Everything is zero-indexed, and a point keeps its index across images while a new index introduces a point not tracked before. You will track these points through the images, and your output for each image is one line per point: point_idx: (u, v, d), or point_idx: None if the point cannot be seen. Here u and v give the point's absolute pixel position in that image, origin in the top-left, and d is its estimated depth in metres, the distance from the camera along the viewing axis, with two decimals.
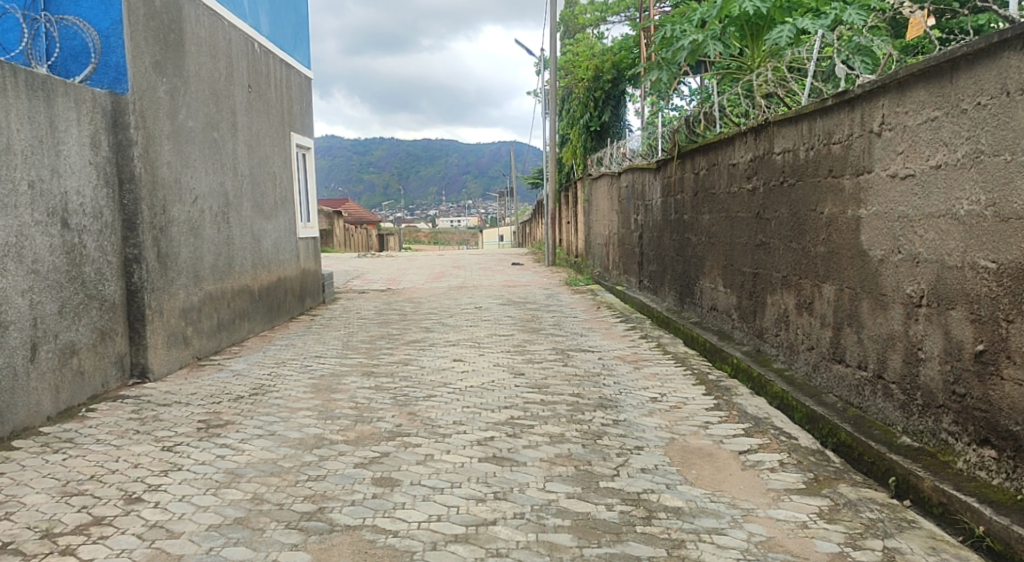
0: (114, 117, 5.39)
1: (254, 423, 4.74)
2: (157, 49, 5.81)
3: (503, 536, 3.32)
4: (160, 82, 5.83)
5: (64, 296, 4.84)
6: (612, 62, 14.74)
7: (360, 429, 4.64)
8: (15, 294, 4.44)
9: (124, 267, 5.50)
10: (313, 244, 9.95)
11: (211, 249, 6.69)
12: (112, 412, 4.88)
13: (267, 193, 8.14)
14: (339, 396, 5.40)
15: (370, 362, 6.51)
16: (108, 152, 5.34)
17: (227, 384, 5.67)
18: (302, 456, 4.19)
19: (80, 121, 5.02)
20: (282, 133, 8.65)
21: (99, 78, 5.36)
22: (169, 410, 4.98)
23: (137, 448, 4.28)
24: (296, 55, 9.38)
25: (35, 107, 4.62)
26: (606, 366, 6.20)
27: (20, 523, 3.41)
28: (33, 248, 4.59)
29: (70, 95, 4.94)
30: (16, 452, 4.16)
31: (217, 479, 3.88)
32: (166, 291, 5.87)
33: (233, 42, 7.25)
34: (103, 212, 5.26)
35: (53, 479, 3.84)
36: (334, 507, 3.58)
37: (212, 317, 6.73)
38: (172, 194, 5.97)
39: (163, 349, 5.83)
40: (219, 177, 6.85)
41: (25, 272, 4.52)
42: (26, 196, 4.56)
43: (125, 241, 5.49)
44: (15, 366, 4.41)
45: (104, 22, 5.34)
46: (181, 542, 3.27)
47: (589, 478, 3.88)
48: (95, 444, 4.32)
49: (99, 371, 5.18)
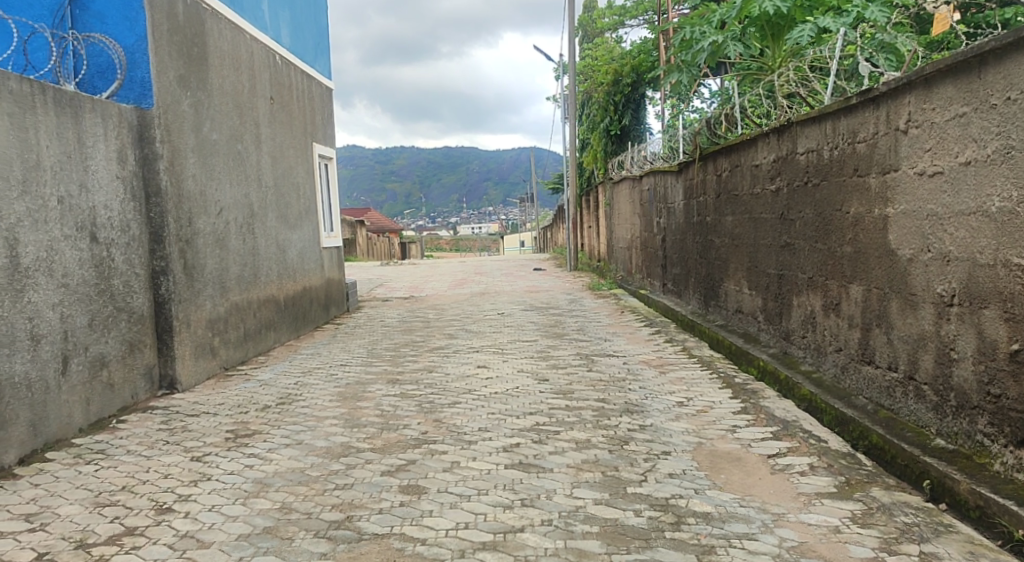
0: (140, 131, 5.46)
1: (281, 433, 4.77)
2: (181, 62, 5.88)
3: (531, 543, 3.30)
4: (184, 96, 5.91)
5: (93, 309, 4.90)
6: (631, 65, 14.56)
7: (386, 436, 4.65)
8: (47, 307, 4.49)
9: (152, 279, 5.56)
10: (337, 254, 10.02)
11: (237, 260, 6.75)
12: (142, 423, 4.93)
13: (291, 203, 8.20)
14: (365, 403, 5.42)
15: (395, 370, 6.52)
16: (134, 166, 5.41)
17: (254, 394, 5.71)
18: (329, 465, 4.21)
19: (107, 136, 5.09)
20: (305, 143, 8.71)
21: (125, 94, 5.46)
22: (197, 420, 5.02)
23: (167, 458, 4.32)
24: (316, 66, 9.43)
25: (64, 123, 4.70)
26: (631, 371, 6.16)
27: (55, 533, 3.44)
28: (63, 263, 4.65)
29: (97, 110, 5.01)
30: (50, 464, 4.22)
31: (246, 489, 3.90)
32: (193, 302, 5.94)
33: (255, 55, 7.33)
34: (130, 225, 5.33)
35: (85, 491, 3.88)
36: (362, 515, 3.59)
37: (238, 328, 6.78)
38: (198, 206, 6.04)
39: (191, 360, 5.89)
40: (243, 189, 6.92)
41: (55, 286, 4.58)
42: (56, 211, 4.62)
43: (153, 253, 5.55)
44: (48, 379, 4.46)
45: (129, 38, 5.44)
46: (212, 552, 3.29)
47: (616, 484, 3.85)
48: (126, 455, 4.37)
49: (129, 382, 5.25)
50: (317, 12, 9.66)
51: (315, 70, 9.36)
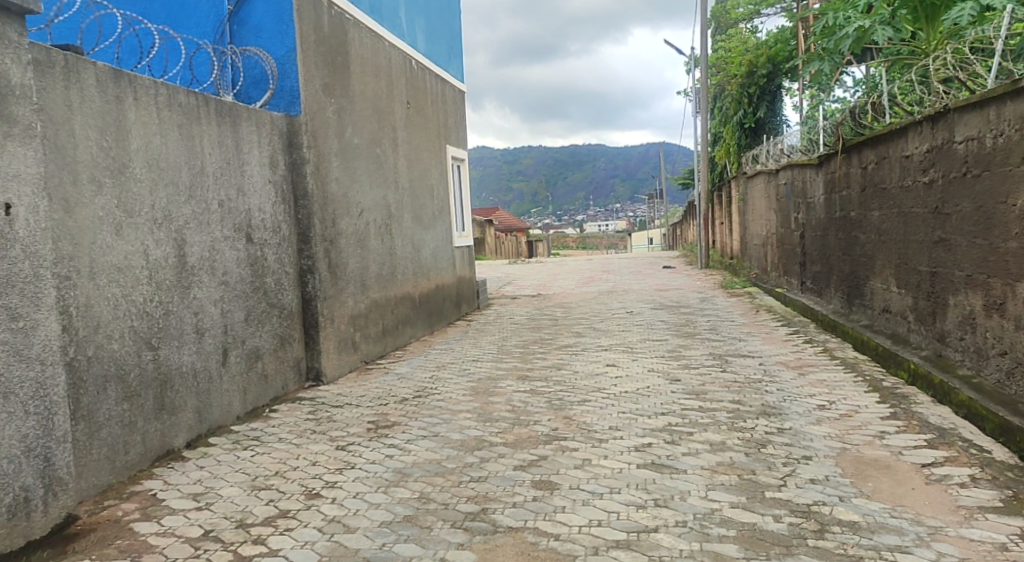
0: (290, 137, 5.79)
1: (419, 425, 4.94)
2: (326, 71, 6.19)
3: (666, 544, 3.27)
4: (329, 103, 6.22)
5: (249, 305, 5.24)
6: (767, 55, 14.21)
7: (518, 432, 4.72)
8: (211, 303, 4.84)
9: (300, 277, 5.89)
10: (469, 252, 10.25)
11: (376, 259, 7.04)
12: (292, 413, 5.24)
13: (426, 204, 8.46)
14: (497, 399, 5.52)
15: (525, 366, 6.60)
16: (284, 170, 5.74)
17: (392, 387, 5.94)
18: (464, 458, 4.32)
19: (261, 143, 5.44)
20: (438, 145, 8.96)
21: (276, 103, 5.82)
22: (341, 411, 5.27)
23: (315, 446, 4.57)
24: (450, 69, 9.68)
25: (224, 132, 5.05)
26: (768, 372, 5.97)
27: (219, 513, 3.71)
28: (223, 262, 5.00)
29: (253, 119, 5.36)
30: (213, 449, 4.55)
31: (387, 478, 4.07)
32: (337, 299, 6.24)
33: (393, 61, 7.61)
34: (281, 227, 5.66)
35: (244, 474, 4.17)
36: (497, 508, 3.66)
37: (377, 323, 7.07)
38: (341, 207, 6.34)
39: (335, 354, 6.20)
40: (382, 191, 7.21)
41: (217, 284, 4.93)
42: (218, 214, 4.97)
43: (300, 253, 5.88)
44: (211, 369, 4.81)
45: (281, 50, 5.79)
46: (358, 537, 3.45)
47: (754, 488, 3.75)
48: (279, 442, 4.65)
49: (280, 374, 5.58)
50: (450, 17, 9.92)
51: (449, 73, 9.61)
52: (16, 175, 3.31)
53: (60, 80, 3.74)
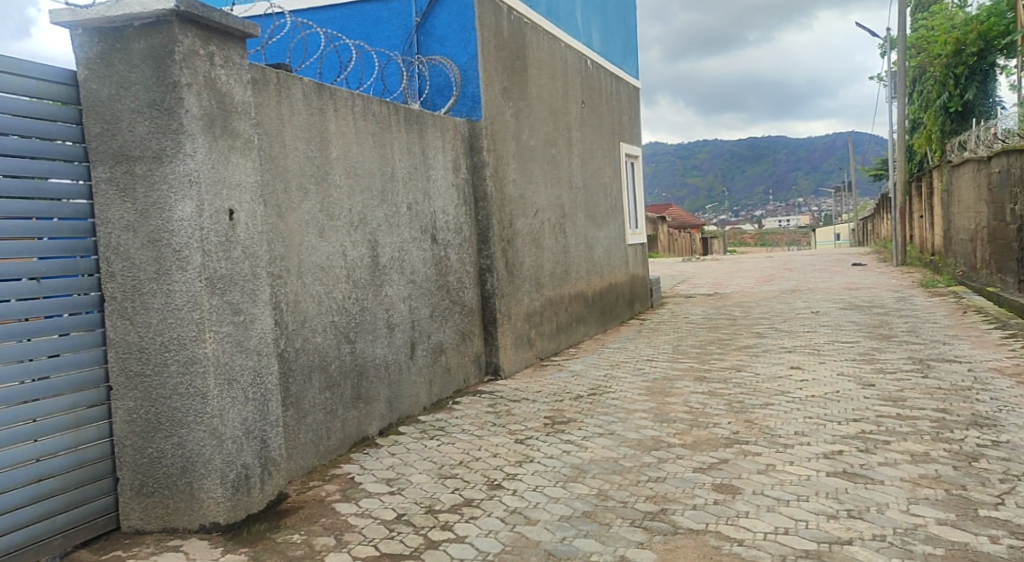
0: (471, 141, 6.02)
1: (595, 422, 4.97)
2: (505, 76, 6.37)
3: (861, 558, 3.09)
4: (508, 106, 6.39)
5: (434, 302, 5.50)
6: (977, 32, 12.92)
7: (698, 433, 4.63)
8: (400, 300, 5.13)
9: (479, 275, 6.11)
10: (642, 250, 10.17)
11: (551, 258, 7.15)
12: (473, 406, 5.45)
13: (600, 202, 8.48)
14: (674, 399, 5.44)
15: (703, 367, 6.45)
16: (466, 173, 5.97)
17: (568, 384, 6.01)
18: (642, 457, 4.30)
19: (445, 148, 5.69)
20: (613, 144, 8.96)
21: (459, 109, 6.08)
22: (520, 405, 5.41)
23: (496, 439, 4.73)
24: (625, 67, 9.64)
25: (412, 138, 5.33)
26: (977, 379, 5.46)
27: (410, 498, 3.93)
28: (411, 261, 5.28)
29: (437, 125, 5.62)
30: (402, 437, 4.83)
31: (566, 473, 4.13)
32: (514, 296, 6.41)
33: (569, 62, 7.69)
34: (463, 227, 5.90)
35: (431, 462, 4.39)
36: (677, 509, 3.62)
37: (553, 321, 7.18)
38: (518, 207, 6.51)
39: (512, 350, 6.37)
40: (557, 190, 7.31)
41: (405, 282, 5.21)
42: (406, 216, 5.26)
43: (480, 252, 6.09)
44: (400, 362, 5.10)
45: (463, 57, 6.02)
46: (539, 529, 3.54)
47: (963, 505, 3.45)
48: (462, 434, 4.85)
49: (462, 368, 5.82)
50: (626, 13, 9.87)
51: (625, 71, 9.58)
52: (238, 185, 3.68)
53: (273, 97, 4.10)
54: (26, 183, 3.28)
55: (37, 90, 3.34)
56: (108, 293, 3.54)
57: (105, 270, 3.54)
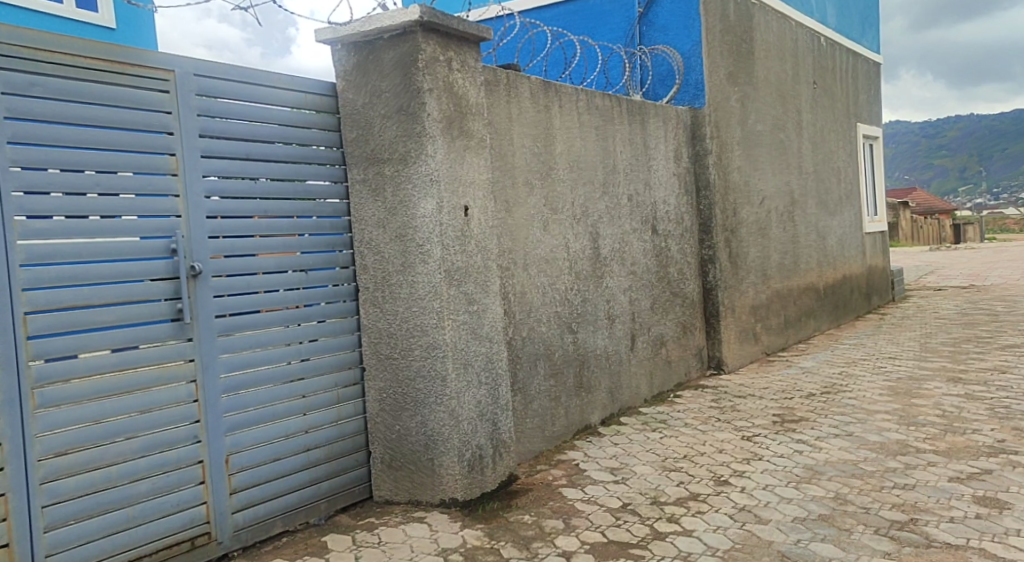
0: (693, 130, 5.91)
1: (831, 422, 4.70)
2: (731, 60, 6.16)
3: None
4: (733, 91, 6.19)
5: (655, 293, 5.47)
6: None
7: (951, 440, 4.22)
8: (621, 292, 5.15)
9: (701, 266, 5.98)
10: (881, 240, 9.40)
11: (779, 248, 6.84)
12: (696, 400, 5.36)
13: (833, 189, 7.96)
14: (922, 401, 5.00)
15: (956, 367, 5.86)
16: (688, 162, 5.87)
17: (798, 381, 5.73)
18: (885, 462, 4.00)
19: (666, 138, 5.63)
20: (848, 126, 8.36)
21: (682, 97, 5.97)
22: (745, 402, 5.25)
23: (721, 434, 4.62)
24: (863, 42, 8.95)
25: (633, 129, 5.33)
26: None
27: (634, 488, 3.95)
28: (632, 253, 5.29)
29: (659, 115, 5.57)
30: (625, 427, 4.86)
31: (799, 474, 3.95)
32: (738, 289, 6.21)
33: (800, 41, 7.28)
34: (684, 218, 5.80)
35: (654, 454, 4.38)
36: (929, 521, 3.33)
37: (780, 314, 6.86)
38: (742, 196, 6.28)
39: (736, 344, 6.18)
40: (785, 177, 6.96)
41: (626, 273, 5.22)
42: (627, 207, 5.27)
43: (703, 243, 5.97)
44: (622, 353, 5.13)
45: (687, 44, 5.90)
46: (771, 529, 3.41)
47: None
48: (685, 427, 4.80)
49: (683, 361, 5.74)
50: None
51: (863, 46, 8.89)
52: (472, 182, 3.90)
53: (503, 96, 4.29)
54: (296, 184, 3.70)
55: (304, 102, 3.75)
56: (362, 285, 3.91)
57: (360, 263, 3.91)
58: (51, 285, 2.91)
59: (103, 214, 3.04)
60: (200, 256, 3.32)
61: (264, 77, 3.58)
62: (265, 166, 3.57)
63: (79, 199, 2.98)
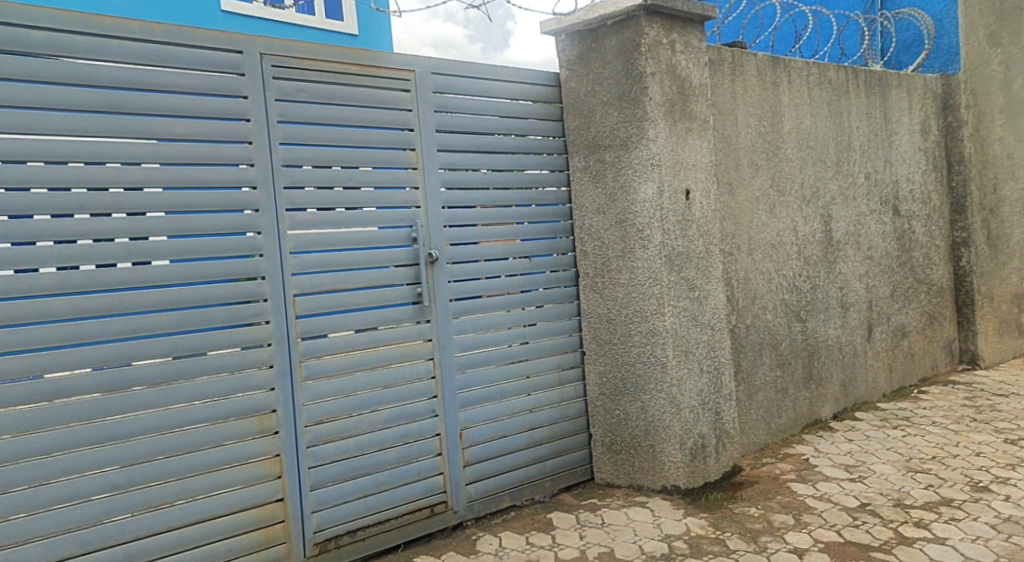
0: (946, 98, 5.40)
1: None
2: (991, 19, 5.48)
3: None
4: (995, 53, 5.49)
5: (896, 280, 5.05)
6: None
7: None
8: (856, 278, 4.81)
9: (952, 250, 5.44)
10: None
11: None
12: (945, 397, 4.90)
13: None
14: None
15: None
16: (937, 135, 5.37)
17: None
18: None
19: (912, 110, 5.19)
20: None
21: (932, 64, 5.55)
22: (1007, 401, 4.72)
23: (977, 436, 4.19)
24: None
25: (873, 103, 4.94)
26: None
27: (874, 488, 3.69)
28: (870, 237, 4.91)
29: (903, 85, 5.13)
30: (861, 423, 4.56)
31: None
32: (997, 275, 5.57)
33: None
34: (931, 197, 5.31)
35: (897, 453, 4.07)
36: None
37: None
38: (1004, 171, 5.62)
39: (994, 336, 5.56)
40: None
41: (863, 258, 4.86)
42: (865, 187, 4.90)
43: (954, 224, 5.42)
44: (857, 344, 4.80)
45: (939, 6, 5.45)
46: None
47: None
48: (933, 426, 4.40)
49: (930, 354, 5.27)
50: None
51: None
52: (695, 165, 3.81)
53: (728, 75, 4.15)
54: (520, 174, 3.85)
55: (529, 93, 3.90)
56: (582, 270, 3.98)
57: (580, 249, 3.99)
58: (313, 270, 3.24)
59: (354, 206, 3.34)
60: (436, 243, 3.56)
61: (491, 71, 3.77)
62: (493, 157, 3.75)
63: (335, 193, 3.30)
